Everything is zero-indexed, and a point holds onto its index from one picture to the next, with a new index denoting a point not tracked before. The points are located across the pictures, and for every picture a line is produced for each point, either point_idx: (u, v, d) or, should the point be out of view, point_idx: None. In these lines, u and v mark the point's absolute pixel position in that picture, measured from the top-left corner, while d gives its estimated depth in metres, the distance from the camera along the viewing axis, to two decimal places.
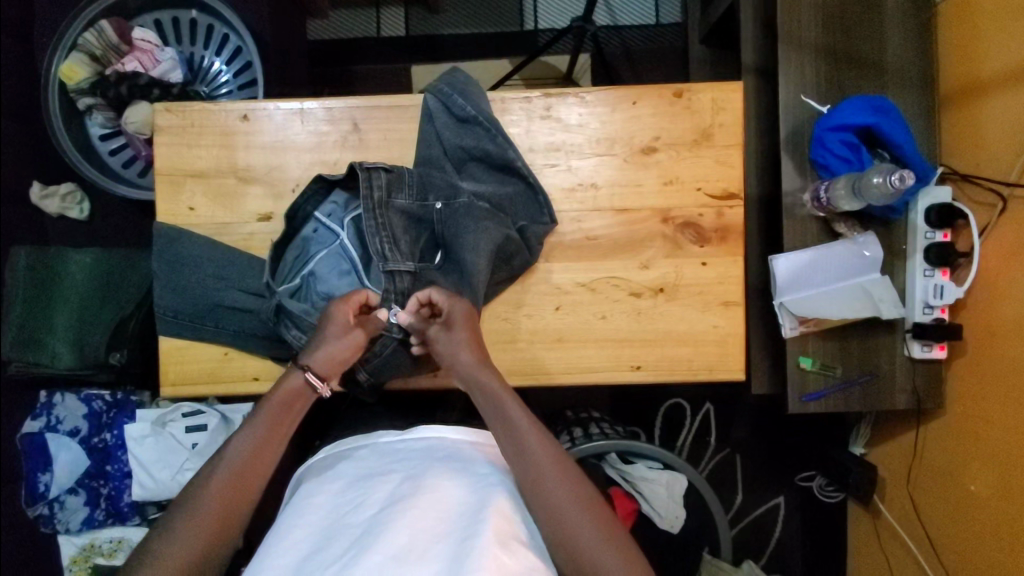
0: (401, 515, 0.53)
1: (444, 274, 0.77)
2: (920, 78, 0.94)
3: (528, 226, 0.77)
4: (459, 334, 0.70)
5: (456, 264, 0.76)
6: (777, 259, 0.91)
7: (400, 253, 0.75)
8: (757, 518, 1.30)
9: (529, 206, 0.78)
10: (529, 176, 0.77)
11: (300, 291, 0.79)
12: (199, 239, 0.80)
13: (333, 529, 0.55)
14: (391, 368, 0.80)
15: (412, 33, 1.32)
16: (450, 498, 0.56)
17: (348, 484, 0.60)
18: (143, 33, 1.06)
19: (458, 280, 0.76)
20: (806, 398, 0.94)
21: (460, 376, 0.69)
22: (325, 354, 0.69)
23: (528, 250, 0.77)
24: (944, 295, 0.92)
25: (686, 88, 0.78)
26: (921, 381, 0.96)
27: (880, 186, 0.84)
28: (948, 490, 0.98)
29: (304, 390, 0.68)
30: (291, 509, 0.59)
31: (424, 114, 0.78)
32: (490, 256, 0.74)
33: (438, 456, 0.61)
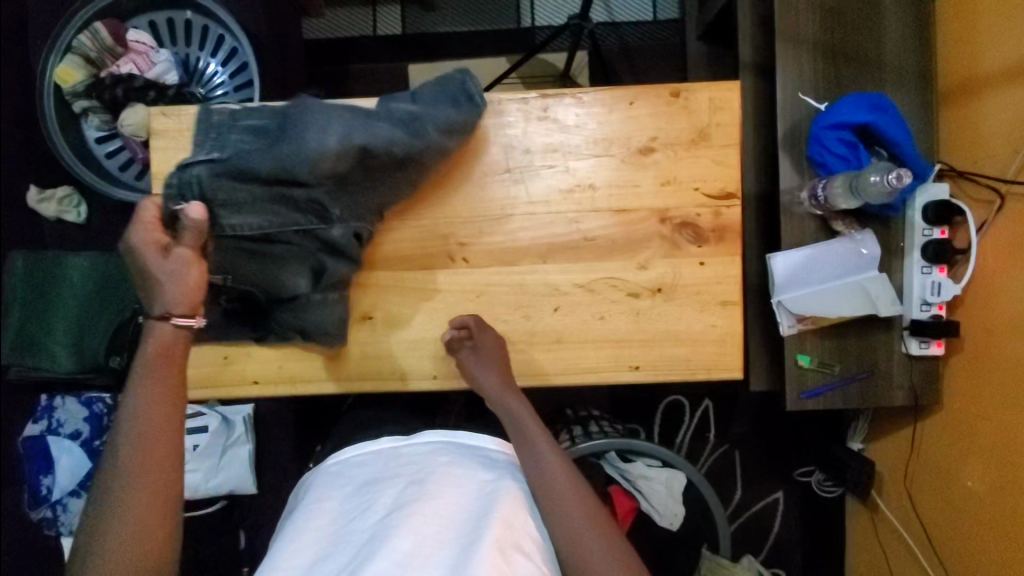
0: (406, 520, 0.54)
1: (274, 153, 0.72)
2: (918, 75, 0.94)
3: (452, 145, 0.76)
4: (487, 357, 0.76)
5: (292, 143, 0.72)
6: (775, 257, 0.91)
7: (203, 149, 0.74)
8: (756, 514, 1.30)
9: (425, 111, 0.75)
10: (450, 101, 0.75)
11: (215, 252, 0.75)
12: None
13: (340, 534, 0.56)
14: (279, 285, 0.77)
15: (407, 31, 1.31)
16: (456, 504, 0.57)
17: (355, 489, 0.62)
18: (137, 34, 1.05)
19: (294, 160, 0.71)
20: (804, 396, 0.94)
21: (489, 397, 0.75)
22: (174, 291, 0.63)
23: (423, 145, 0.74)
24: (941, 292, 0.92)
25: (683, 88, 0.78)
26: (918, 377, 0.97)
27: (878, 184, 0.83)
28: (946, 485, 0.99)
29: (180, 334, 0.63)
30: (298, 514, 0.60)
31: None
32: (341, 135, 0.71)
33: (443, 460, 0.62)
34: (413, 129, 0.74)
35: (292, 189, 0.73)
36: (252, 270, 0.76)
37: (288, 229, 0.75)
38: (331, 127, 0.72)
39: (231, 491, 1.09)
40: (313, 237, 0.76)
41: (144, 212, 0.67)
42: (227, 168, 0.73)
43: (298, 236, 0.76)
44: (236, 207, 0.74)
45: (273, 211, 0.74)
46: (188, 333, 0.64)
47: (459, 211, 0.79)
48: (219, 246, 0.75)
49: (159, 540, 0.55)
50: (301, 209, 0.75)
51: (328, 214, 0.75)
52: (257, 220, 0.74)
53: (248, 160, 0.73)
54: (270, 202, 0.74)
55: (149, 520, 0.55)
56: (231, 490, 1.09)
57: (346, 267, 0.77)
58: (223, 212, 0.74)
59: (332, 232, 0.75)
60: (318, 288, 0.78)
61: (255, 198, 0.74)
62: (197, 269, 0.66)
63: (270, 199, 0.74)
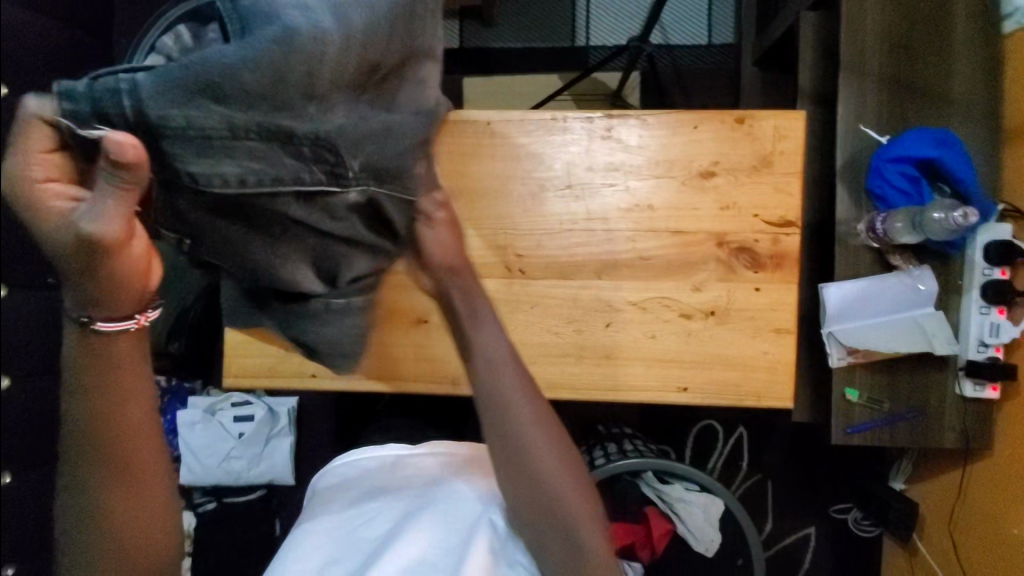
0: (412, 527, 0.62)
1: (240, 47, 0.42)
2: (984, 113, 0.93)
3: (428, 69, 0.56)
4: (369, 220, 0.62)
5: (272, 30, 0.42)
6: (828, 288, 0.90)
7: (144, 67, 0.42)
8: (787, 547, 1.28)
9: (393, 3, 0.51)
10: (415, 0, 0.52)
11: (215, 234, 0.51)
12: None
13: (353, 538, 0.64)
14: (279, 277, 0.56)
15: (466, 45, 1.35)
16: (456, 512, 0.63)
17: (363, 495, 0.69)
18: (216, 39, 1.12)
19: (279, 75, 0.42)
20: (850, 430, 0.93)
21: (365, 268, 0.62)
22: (104, 285, 0.41)
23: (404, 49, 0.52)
24: (999, 334, 0.90)
25: (748, 115, 0.79)
26: (970, 420, 0.94)
27: (942, 222, 0.84)
28: (994, 535, 0.95)
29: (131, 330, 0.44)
30: (313, 519, 0.67)
31: None
32: (339, 44, 0.44)
33: (443, 471, 0.70)
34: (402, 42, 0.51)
35: (290, 119, 0.45)
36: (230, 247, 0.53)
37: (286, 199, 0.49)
38: (320, 18, 0.44)
39: (271, 481, 1.13)
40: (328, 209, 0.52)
41: (30, 134, 0.38)
42: (177, 80, 0.41)
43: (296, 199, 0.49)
44: (200, 145, 0.43)
45: (260, 159, 0.46)
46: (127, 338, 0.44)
47: (519, 224, 0.81)
48: (180, 203, 0.48)
49: (156, 546, 0.49)
50: (308, 155, 0.47)
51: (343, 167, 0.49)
52: (237, 168, 0.45)
53: (208, 60, 0.41)
54: (248, 137, 0.44)
55: (137, 526, 0.47)
56: (271, 480, 1.13)
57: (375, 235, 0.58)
58: (189, 153, 0.43)
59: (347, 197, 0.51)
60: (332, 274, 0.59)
61: (228, 136, 0.44)
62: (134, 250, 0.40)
63: (250, 136, 0.44)
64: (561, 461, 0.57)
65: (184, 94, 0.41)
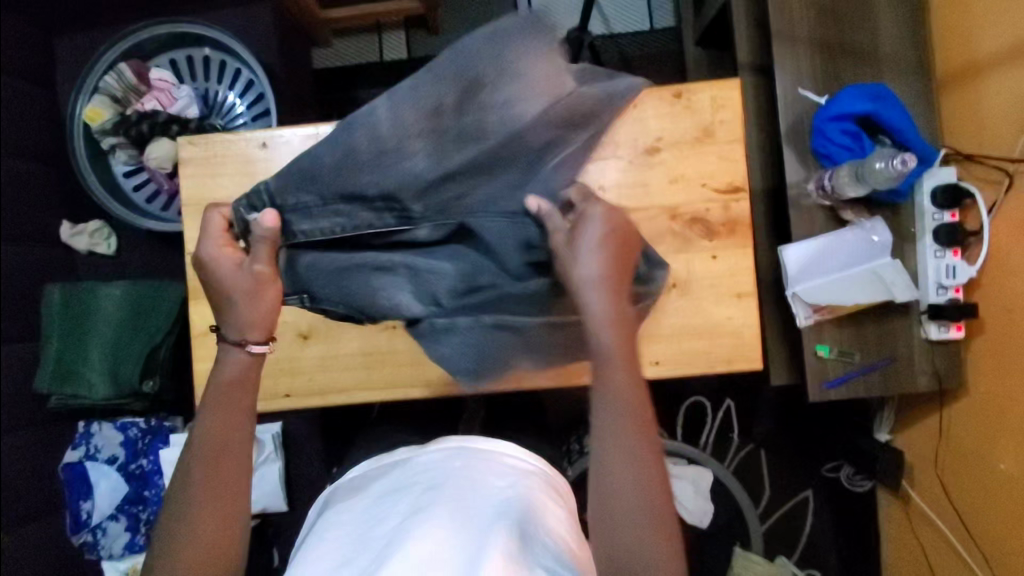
0: (420, 526, 0.56)
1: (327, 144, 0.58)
2: (916, 62, 0.96)
3: (568, 94, 0.59)
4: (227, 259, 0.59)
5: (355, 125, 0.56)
6: (787, 249, 0.92)
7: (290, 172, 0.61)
8: (787, 513, 1.29)
9: (533, 68, 0.57)
10: (507, 42, 0.56)
11: (324, 295, 0.63)
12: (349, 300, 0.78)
13: (364, 538, 0.59)
14: (375, 303, 0.62)
15: (413, 55, 1.36)
16: (470, 510, 0.58)
17: (376, 497, 0.65)
18: (160, 73, 1.13)
19: (351, 155, 0.56)
20: (825, 386, 0.95)
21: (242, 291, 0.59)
22: (250, 313, 0.58)
23: (546, 91, 0.57)
24: (956, 274, 0.93)
25: (685, 89, 0.81)
26: (941, 362, 0.96)
27: (884, 170, 0.85)
28: (978, 471, 0.97)
29: (255, 360, 0.59)
30: (328, 522, 0.64)
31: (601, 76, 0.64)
32: (389, 118, 0.56)
33: (456, 465, 0.64)
34: (468, 86, 0.55)
35: (367, 179, 0.57)
36: (327, 287, 0.62)
37: (365, 232, 0.60)
38: (386, 105, 0.56)
39: (264, 509, 1.11)
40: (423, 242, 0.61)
41: (212, 225, 0.60)
42: (297, 177, 0.58)
43: (388, 245, 0.61)
44: (304, 208, 0.59)
45: (341, 215, 0.59)
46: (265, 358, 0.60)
47: None
48: (298, 263, 0.61)
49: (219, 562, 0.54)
50: (379, 209, 0.58)
51: (413, 206, 0.58)
52: (326, 224, 0.59)
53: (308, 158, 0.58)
54: (334, 202, 0.58)
55: (212, 546, 0.54)
56: (264, 508, 1.11)
57: (488, 271, 0.62)
58: (292, 218, 0.59)
59: (419, 231, 0.60)
60: (439, 308, 0.64)
61: (316, 197, 0.58)
62: (273, 288, 0.59)
63: (338, 201, 0.58)
64: (635, 471, 0.50)
65: (297, 183, 0.58)
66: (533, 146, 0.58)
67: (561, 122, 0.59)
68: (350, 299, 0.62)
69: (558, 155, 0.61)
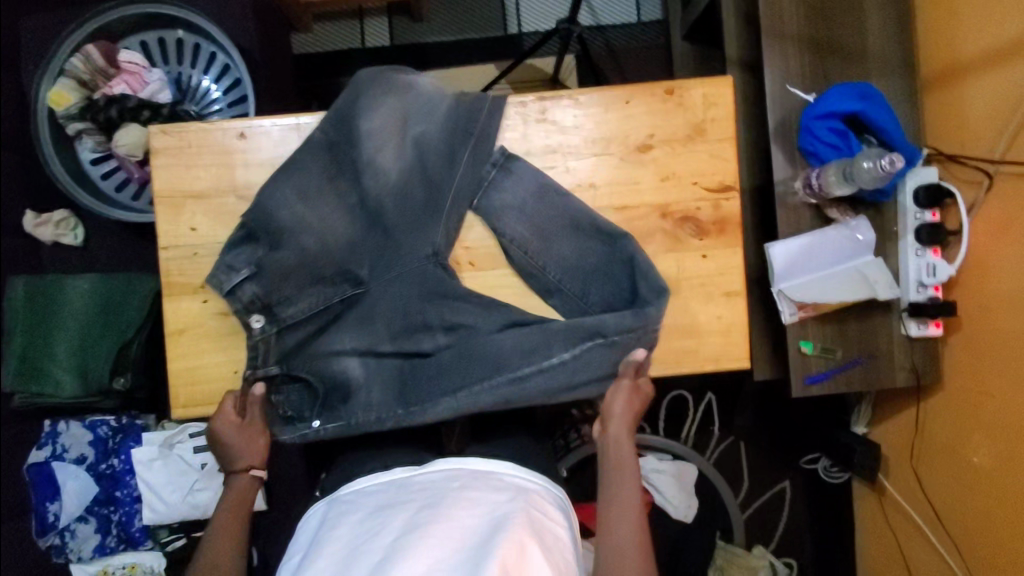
0: (418, 543, 0.56)
1: (280, 254, 0.74)
2: (903, 62, 0.96)
3: (417, 135, 0.75)
4: (238, 433, 0.75)
5: (273, 233, 0.73)
6: (772, 246, 0.93)
7: (264, 280, 0.74)
8: (765, 504, 1.32)
9: (383, 119, 0.74)
10: (361, 103, 0.74)
11: (309, 355, 0.78)
12: (354, 337, 0.77)
13: (353, 554, 0.58)
14: (328, 373, 0.77)
15: (397, 42, 1.33)
16: (467, 528, 0.58)
17: (370, 513, 0.63)
18: (131, 55, 1.07)
19: (302, 252, 0.74)
20: (808, 381, 0.96)
21: (237, 448, 0.75)
22: (243, 453, 0.75)
23: (399, 142, 0.75)
24: (936, 273, 0.94)
25: (677, 85, 0.80)
26: (920, 359, 0.98)
27: (871, 170, 0.86)
28: (951, 464, 1.00)
29: (254, 482, 0.76)
30: (322, 536, 0.62)
31: (367, 106, 0.74)
32: (307, 210, 0.74)
33: (453, 485, 0.64)
34: (338, 172, 0.75)
35: (320, 265, 0.75)
36: (304, 343, 0.78)
37: (333, 302, 0.77)
38: (297, 206, 0.74)
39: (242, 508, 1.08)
40: (426, 288, 0.76)
41: (224, 408, 0.75)
42: (269, 277, 0.74)
43: (344, 306, 0.78)
44: (286, 300, 0.75)
45: (316, 293, 0.76)
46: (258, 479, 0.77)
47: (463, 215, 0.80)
48: (283, 340, 0.77)
49: None
50: (337, 283, 0.76)
51: (359, 271, 0.77)
52: (306, 305, 0.76)
53: (269, 265, 0.74)
54: (312, 287, 0.76)
55: None
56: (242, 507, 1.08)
57: (435, 338, 0.76)
58: (279, 308, 0.75)
59: (369, 292, 0.78)
60: (373, 367, 0.77)
61: (296, 287, 0.75)
62: (263, 436, 0.77)
63: (313, 286, 0.76)
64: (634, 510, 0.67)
65: (265, 285, 0.74)
66: (434, 181, 0.76)
67: (435, 159, 0.75)
68: (321, 379, 0.77)
69: (453, 186, 0.76)
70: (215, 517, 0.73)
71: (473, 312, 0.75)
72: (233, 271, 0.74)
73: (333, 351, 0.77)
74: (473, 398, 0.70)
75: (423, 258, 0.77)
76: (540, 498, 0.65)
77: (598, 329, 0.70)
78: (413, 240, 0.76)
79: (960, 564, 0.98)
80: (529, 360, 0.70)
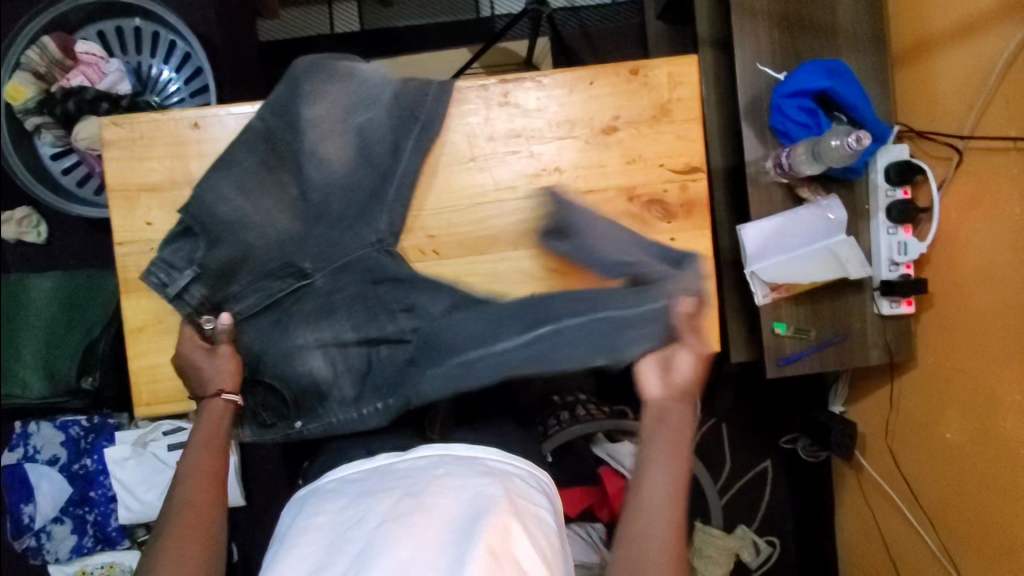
0: (399, 536, 0.54)
1: (220, 250, 0.72)
2: (873, 37, 0.95)
3: (362, 122, 0.74)
4: (204, 359, 0.73)
5: (215, 229, 0.72)
6: (745, 228, 0.92)
7: (208, 278, 0.73)
8: (747, 484, 1.33)
9: (325, 108, 0.73)
10: (301, 91, 0.73)
11: (270, 356, 0.75)
12: (314, 333, 0.75)
13: (335, 546, 0.56)
14: (297, 374, 0.75)
15: (367, 27, 1.30)
16: (449, 517, 0.56)
17: (351, 501, 0.60)
18: (87, 45, 1.03)
19: (246, 248, 0.73)
20: (782, 362, 0.96)
21: (206, 374, 0.72)
22: (214, 376, 0.72)
23: (343, 130, 0.74)
24: (907, 251, 0.94)
25: (641, 65, 0.79)
26: (892, 338, 0.98)
27: (839, 148, 0.85)
28: (924, 440, 1.01)
29: (229, 407, 0.71)
30: (299, 524, 0.60)
31: (308, 94, 0.73)
32: (247, 203, 0.72)
33: (437, 470, 0.61)
34: (279, 162, 0.74)
35: (265, 259, 0.74)
36: (260, 345, 0.76)
37: (280, 296, 0.76)
38: (236, 200, 0.72)
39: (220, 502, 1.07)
40: (372, 276, 0.76)
41: (184, 334, 0.75)
42: (212, 277, 0.73)
43: (295, 299, 0.76)
44: (237, 295, 0.75)
45: (265, 288, 0.75)
46: (233, 404, 0.71)
47: (427, 204, 0.80)
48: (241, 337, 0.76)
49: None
50: (285, 276, 0.75)
51: (304, 263, 0.75)
52: (256, 300, 0.75)
53: (211, 261, 0.73)
54: (264, 281, 0.75)
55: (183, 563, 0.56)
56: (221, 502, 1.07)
57: (397, 321, 0.74)
58: (229, 304, 0.75)
59: (315, 282, 0.76)
60: (338, 359, 0.74)
61: (245, 284, 0.75)
62: (232, 361, 0.73)
63: (267, 281, 0.75)
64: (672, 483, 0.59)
65: (211, 285, 0.74)
66: (379, 170, 0.75)
67: (382, 147, 0.75)
68: (292, 381, 0.76)
69: (395, 175, 0.76)
70: (191, 442, 0.67)
71: (427, 295, 0.74)
72: (174, 271, 0.73)
73: (295, 344, 0.75)
74: (428, 391, 0.67)
75: (366, 246, 0.76)
76: (525, 481, 0.63)
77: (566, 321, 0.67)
78: (358, 226, 0.75)
79: (935, 539, 0.99)
80: (484, 344, 0.65)
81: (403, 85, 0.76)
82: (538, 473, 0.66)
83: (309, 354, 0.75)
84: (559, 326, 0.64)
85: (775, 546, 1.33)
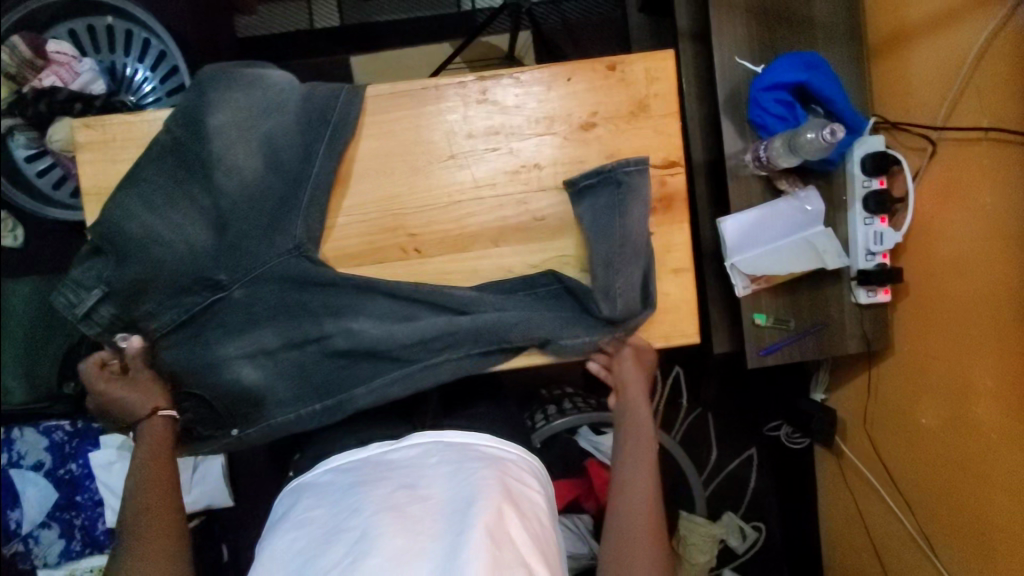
0: (396, 521, 0.54)
1: (131, 269, 0.72)
2: (850, 29, 0.96)
3: (268, 130, 0.74)
4: (123, 385, 0.75)
5: (133, 250, 0.72)
6: (724, 220, 0.93)
7: (116, 297, 0.74)
8: (733, 471, 1.36)
9: (230, 115, 0.73)
10: (206, 100, 0.73)
11: (201, 372, 0.77)
12: (237, 343, 0.76)
13: (330, 535, 0.55)
14: (224, 383, 0.77)
15: (347, 22, 1.28)
16: (443, 503, 0.57)
17: (343, 492, 0.60)
18: (58, 45, 1.00)
19: (156, 263, 0.73)
20: (763, 352, 0.97)
21: (130, 398, 0.75)
22: (141, 398, 0.75)
23: (251, 138, 0.74)
24: (883, 241, 0.95)
25: (618, 60, 0.79)
26: (869, 326, 1.00)
27: (814, 141, 0.86)
28: (901, 424, 1.04)
29: (169, 421, 0.75)
30: (291, 516, 0.59)
31: (211, 102, 0.73)
32: (156, 219, 0.73)
33: (431, 460, 0.62)
34: (189, 174, 0.74)
35: (179, 275, 0.73)
36: (181, 361, 0.77)
37: (195, 310, 0.75)
38: (144, 215, 0.72)
39: (209, 506, 1.10)
40: (292, 280, 0.75)
41: (91, 371, 0.75)
42: (120, 296, 0.73)
43: (210, 312, 0.76)
44: (151, 313, 0.75)
45: (181, 304, 0.75)
46: (170, 416, 0.75)
47: (405, 203, 0.80)
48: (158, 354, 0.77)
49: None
50: (198, 289, 0.74)
51: (219, 276, 0.74)
52: (173, 315, 0.75)
53: (121, 280, 0.73)
54: (180, 297, 0.75)
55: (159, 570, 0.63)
56: (209, 505, 1.10)
57: (321, 323, 0.76)
58: (147, 321, 0.75)
59: (233, 294, 0.75)
60: (271, 368, 0.77)
61: (157, 301, 0.74)
62: (155, 381, 0.76)
63: (183, 297, 0.75)
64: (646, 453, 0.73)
65: (121, 304, 0.74)
66: (290, 175, 0.75)
67: (291, 152, 0.74)
68: (223, 392, 0.77)
69: (310, 178, 0.75)
70: (135, 463, 0.72)
71: (364, 298, 0.77)
72: (83, 291, 0.74)
73: (225, 352, 0.76)
74: (369, 390, 0.76)
75: (282, 253, 0.74)
76: (516, 467, 0.63)
77: (502, 340, 0.76)
78: (272, 230, 0.74)
79: (912, 519, 1.02)
80: (436, 353, 0.76)
81: (307, 90, 0.76)
82: (534, 464, 0.67)
83: (236, 363, 0.77)
84: (485, 333, 0.75)
85: (761, 530, 1.35)
